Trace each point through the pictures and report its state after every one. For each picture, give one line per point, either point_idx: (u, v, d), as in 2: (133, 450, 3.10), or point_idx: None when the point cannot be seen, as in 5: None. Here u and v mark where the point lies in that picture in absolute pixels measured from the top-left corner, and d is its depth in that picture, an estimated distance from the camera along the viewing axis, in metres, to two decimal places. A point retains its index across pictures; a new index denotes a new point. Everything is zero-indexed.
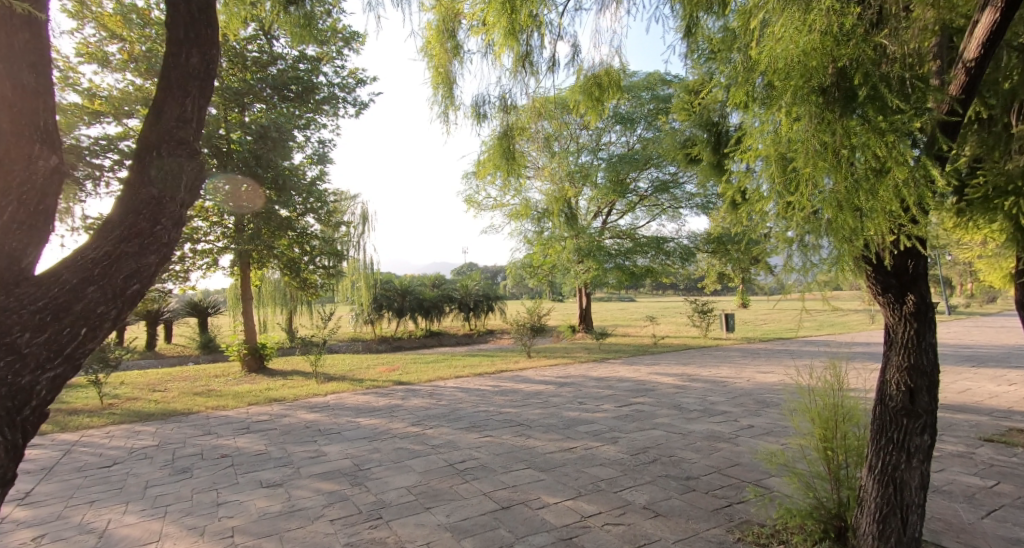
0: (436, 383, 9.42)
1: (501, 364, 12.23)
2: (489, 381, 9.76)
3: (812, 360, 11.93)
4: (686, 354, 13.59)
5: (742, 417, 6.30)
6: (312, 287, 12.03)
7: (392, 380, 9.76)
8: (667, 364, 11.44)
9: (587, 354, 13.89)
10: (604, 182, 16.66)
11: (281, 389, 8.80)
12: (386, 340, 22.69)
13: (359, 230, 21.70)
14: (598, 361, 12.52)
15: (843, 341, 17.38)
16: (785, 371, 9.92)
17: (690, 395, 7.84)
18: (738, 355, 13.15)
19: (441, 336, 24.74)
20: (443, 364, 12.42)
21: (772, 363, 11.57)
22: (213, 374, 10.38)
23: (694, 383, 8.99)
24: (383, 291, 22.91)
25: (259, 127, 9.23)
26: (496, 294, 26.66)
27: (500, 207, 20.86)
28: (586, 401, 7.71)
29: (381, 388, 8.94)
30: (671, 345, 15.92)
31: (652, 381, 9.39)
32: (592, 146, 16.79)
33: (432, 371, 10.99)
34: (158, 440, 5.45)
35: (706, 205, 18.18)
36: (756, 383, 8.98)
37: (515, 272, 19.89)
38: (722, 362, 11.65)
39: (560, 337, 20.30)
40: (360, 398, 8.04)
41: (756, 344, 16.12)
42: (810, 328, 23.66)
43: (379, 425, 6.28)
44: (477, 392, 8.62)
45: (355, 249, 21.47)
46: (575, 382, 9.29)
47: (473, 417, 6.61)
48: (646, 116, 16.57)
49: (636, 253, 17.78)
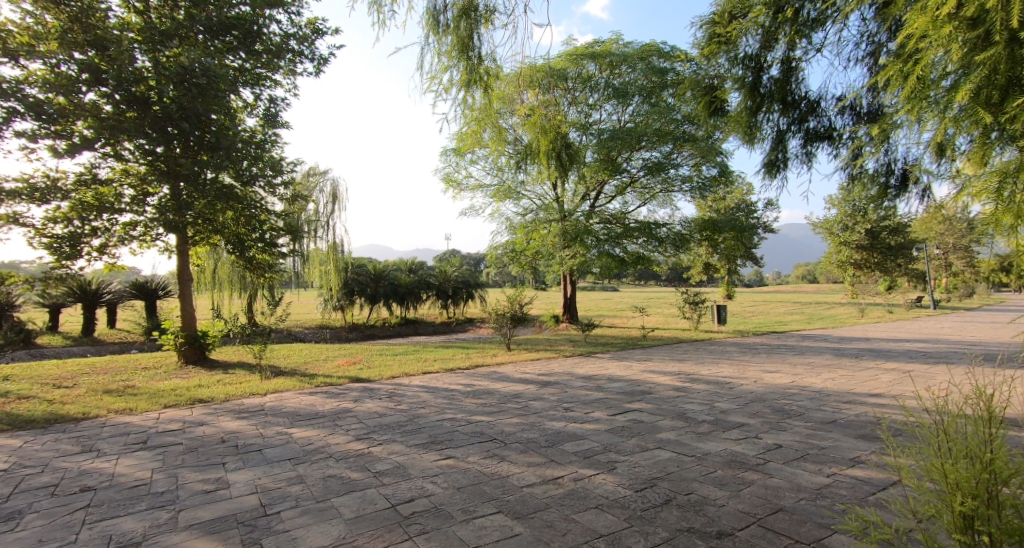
0: (399, 381, 8.14)
1: (477, 358, 11.02)
2: (461, 379, 8.50)
3: (818, 357, 10.88)
4: (680, 348, 12.50)
5: (766, 433, 5.15)
6: (263, 269, 10.65)
7: (350, 377, 8.47)
8: (661, 361, 10.29)
9: (572, 347, 12.73)
10: (595, 158, 15.53)
11: (213, 386, 7.47)
12: (357, 327, 21.33)
13: (328, 210, 20.25)
14: (585, 355, 11.35)
15: (842, 336, 16.43)
16: (796, 372, 8.83)
17: (694, 402, 6.66)
18: (736, 351, 12.08)
19: (418, 325, 23.42)
20: (412, 357, 11.14)
21: (776, 360, 10.51)
22: (142, 366, 9.02)
23: (696, 386, 7.85)
24: (355, 275, 21.51)
25: (180, 70, 7.64)
26: (476, 280, 25.38)
27: (481, 188, 19.62)
28: (573, 407, 6.51)
29: (332, 387, 7.65)
30: (661, 338, 14.86)
31: (647, 381, 8.22)
32: (581, 123, 15.56)
33: (399, 366, 9.74)
34: (11, 464, 4.17)
35: (699, 189, 17.11)
36: (765, 385, 7.86)
37: (496, 257, 18.66)
38: (721, 359, 10.57)
39: (543, 328, 19.15)
40: (303, 400, 6.73)
41: (752, 338, 15.08)
42: (802, 322, 22.74)
43: (314, 439, 5.01)
44: (445, 394, 7.34)
45: (324, 230, 20.11)
46: (559, 382, 8.09)
47: (435, 430, 5.35)
48: (642, 89, 15.39)
49: (626, 239, 16.65)
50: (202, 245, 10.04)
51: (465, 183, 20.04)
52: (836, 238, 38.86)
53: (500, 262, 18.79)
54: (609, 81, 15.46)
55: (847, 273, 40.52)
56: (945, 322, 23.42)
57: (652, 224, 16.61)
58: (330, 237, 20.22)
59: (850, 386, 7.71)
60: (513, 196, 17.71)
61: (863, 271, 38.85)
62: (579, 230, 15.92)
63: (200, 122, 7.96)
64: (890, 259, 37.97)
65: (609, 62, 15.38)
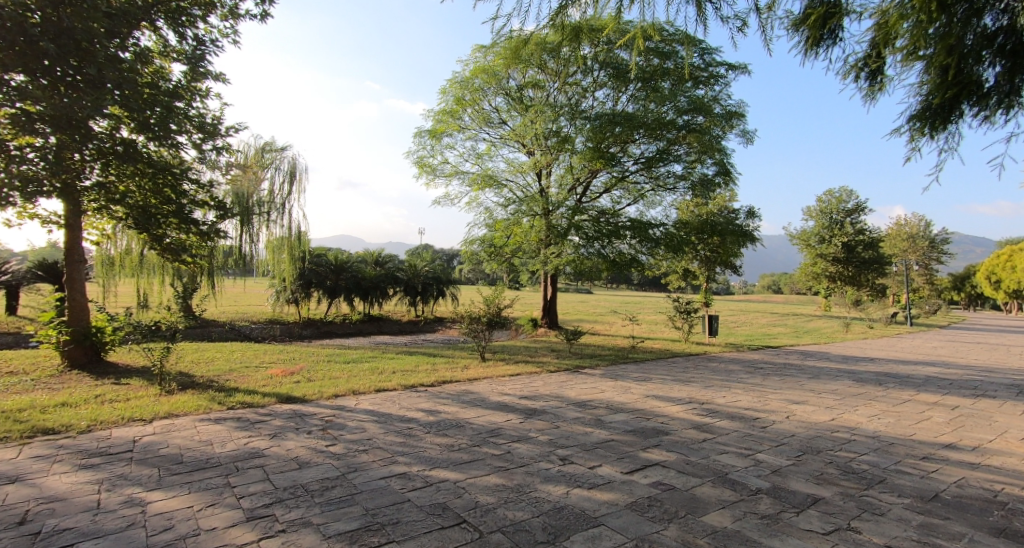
0: (343, 406, 6.35)
1: (445, 370, 9.29)
2: (424, 403, 6.74)
3: (837, 383, 9.48)
4: (676, 365, 10.99)
5: (861, 523, 3.57)
6: (182, 254, 8.65)
7: (282, 395, 6.65)
8: (662, 383, 8.71)
9: (555, 359, 11.11)
10: (586, 145, 14.16)
11: (84, 404, 5.52)
12: (313, 323, 19.40)
13: (285, 190, 18.18)
14: (571, 372, 9.72)
15: (841, 354, 15.22)
16: (829, 407, 7.35)
17: (729, 453, 5.05)
18: (739, 371, 10.60)
19: (381, 323, 21.57)
20: (369, 366, 9.39)
21: (792, 386, 9.07)
22: (10, 371, 6.98)
23: (719, 422, 6.27)
24: (313, 265, 19.53)
25: None
26: (446, 277, 23.66)
27: (457, 175, 18.02)
28: (570, 456, 4.82)
29: (251, 413, 5.79)
30: (651, 351, 13.40)
31: (655, 413, 6.60)
32: (572, 107, 14.24)
33: (350, 379, 7.98)
34: None
35: (695, 187, 15.85)
36: (803, 424, 6.32)
37: (471, 253, 16.91)
38: (731, 382, 9.08)
39: (519, 333, 17.71)
40: (200, 432, 4.89)
41: (750, 355, 13.66)
42: (788, 335, 21.61)
43: (182, 518, 3.19)
44: (399, 427, 5.56)
45: (278, 213, 18.07)
46: (547, 413, 6.41)
47: (376, 501, 3.60)
48: (643, 73, 14.41)
49: (616, 238, 15.17)
50: (105, 218, 8.03)
51: (441, 168, 18.38)
52: (813, 250, 38.28)
53: (474, 259, 17.08)
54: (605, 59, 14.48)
55: (822, 285, 39.98)
56: (929, 339, 22.60)
57: (647, 224, 15.19)
58: (285, 221, 18.14)
59: (908, 431, 6.22)
60: (494, 185, 16.05)
61: (838, 284, 38.29)
62: (567, 224, 14.43)
63: (81, 49, 6.10)
64: (865, 273, 37.52)
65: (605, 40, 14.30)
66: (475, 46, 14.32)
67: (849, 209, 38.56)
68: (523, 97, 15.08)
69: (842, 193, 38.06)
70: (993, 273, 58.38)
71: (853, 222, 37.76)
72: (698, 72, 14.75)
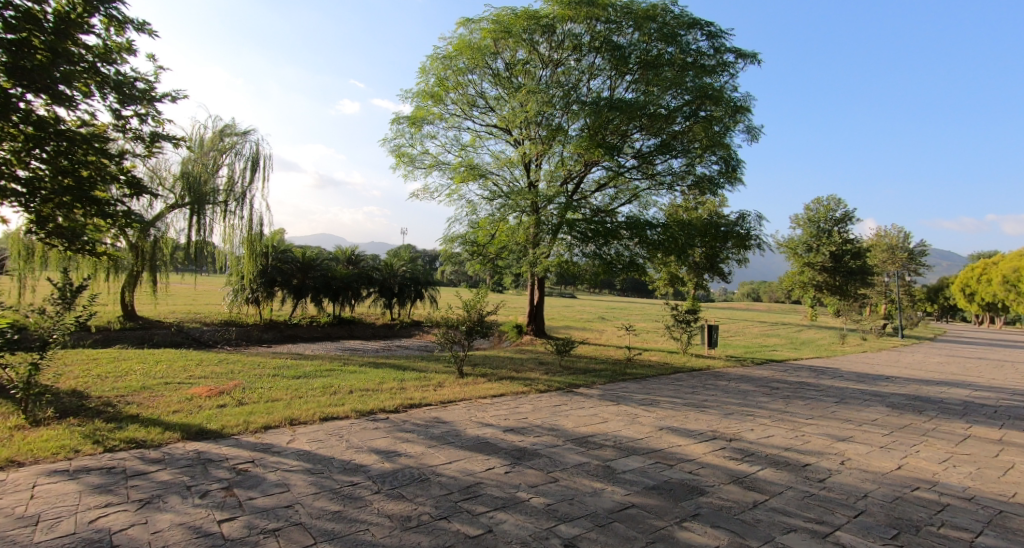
0: (270, 446, 4.81)
1: (414, 388, 7.81)
2: (380, 442, 5.22)
3: (871, 409, 8.12)
4: (681, 385, 9.58)
5: None
6: (76, 241, 6.91)
7: (193, 427, 5.10)
8: (673, 410, 7.29)
9: (544, 376, 9.65)
10: (580, 133, 12.86)
11: None
12: (275, 326, 17.75)
13: (247, 178, 16.59)
14: (564, 394, 8.25)
15: (853, 370, 13.94)
16: (886, 445, 5.94)
17: (799, 531, 3.62)
18: (754, 393, 9.20)
19: (353, 326, 19.97)
20: (324, 383, 7.87)
21: (824, 413, 7.69)
22: None
23: (761, 471, 4.85)
24: (277, 262, 17.97)
25: None
26: (425, 278, 22.19)
27: (438, 168, 16.59)
28: (578, 540, 3.36)
29: (135, 458, 4.27)
30: (649, 365, 12.08)
31: (677, 458, 5.16)
32: (565, 93, 12.93)
33: (291, 402, 6.47)
34: None
35: (697, 184, 14.58)
36: (869, 473, 4.91)
37: (451, 253, 15.41)
38: (753, 409, 7.68)
39: (502, 340, 16.57)
40: (34, 501, 3.39)
41: (756, 371, 12.32)
42: (787, 347, 20.43)
43: None
44: (339, 484, 4.06)
45: (237, 203, 16.44)
46: (538, 458, 4.94)
47: None
48: (642, 58, 13.17)
49: (611, 240, 13.79)
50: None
51: (420, 158, 16.85)
52: (801, 258, 37.37)
53: (454, 259, 15.59)
54: (604, 40, 13.18)
55: (809, 295, 39.12)
56: (931, 354, 21.57)
57: (645, 223, 13.88)
58: (245, 212, 16.57)
59: (1006, 484, 4.81)
60: (477, 177, 14.60)
61: (825, 294, 37.45)
62: (556, 221, 13.09)
63: None
64: (852, 283, 36.71)
65: (604, 19, 13.03)
66: (460, 20, 12.93)
67: (837, 218, 37.80)
68: (513, 80, 13.70)
69: (830, 202, 37.37)
70: (969, 286, 58.30)
71: (841, 231, 37.00)
72: (704, 58, 13.57)
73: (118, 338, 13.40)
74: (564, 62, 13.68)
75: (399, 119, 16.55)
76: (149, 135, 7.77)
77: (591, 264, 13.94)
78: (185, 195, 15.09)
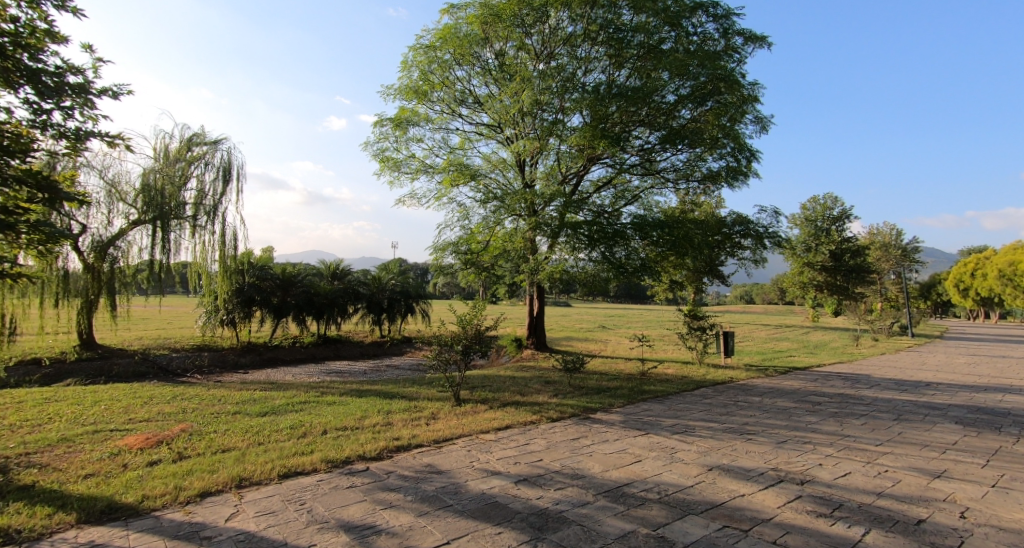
0: (201, 530, 3.55)
1: (403, 423, 6.54)
2: (354, 511, 3.96)
3: (942, 427, 6.90)
4: (710, 405, 8.32)
5: None
6: None
7: (99, 503, 3.82)
8: (715, 441, 6.04)
9: (553, 399, 8.40)
10: (579, 124, 11.79)
11: None
12: (254, 349, 16.40)
13: (218, 190, 15.25)
14: (580, 422, 7.00)
15: (884, 376, 12.78)
16: (1000, 482, 4.69)
17: None
18: (796, 410, 7.96)
19: (339, 345, 18.68)
20: (293, 421, 6.57)
21: (892, 434, 6.46)
22: None
23: (867, 537, 3.61)
24: (255, 279, 16.67)
25: None
26: (416, 291, 20.91)
27: (425, 172, 15.41)
28: None
29: None
30: (667, 380, 10.88)
31: (749, 518, 3.90)
32: (562, 83, 11.82)
33: (246, 454, 5.16)
34: None
35: (706, 180, 13.49)
36: (1009, 533, 3.66)
37: (442, 264, 14.15)
38: (808, 434, 6.44)
39: (501, 355, 15.36)
40: None
41: (784, 383, 11.09)
42: (801, 351, 19.30)
43: None
44: None
45: (208, 217, 15.08)
46: (566, 529, 3.69)
47: None
48: (644, 45, 12.11)
49: (618, 242, 12.62)
50: None
51: (406, 163, 15.65)
52: (800, 258, 36.30)
53: (445, 270, 14.32)
54: (601, 26, 12.14)
55: (810, 295, 38.08)
56: (950, 353, 20.50)
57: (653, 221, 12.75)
58: (218, 227, 15.24)
59: None
60: (467, 179, 13.41)
61: (827, 294, 36.47)
62: (555, 224, 11.87)
63: None
64: (853, 281, 35.77)
65: (600, 4, 12.06)
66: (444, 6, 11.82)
67: (834, 216, 36.87)
68: (504, 72, 12.54)
69: (827, 200, 36.51)
70: (963, 281, 57.35)
71: (839, 229, 36.08)
72: (710, 43, 12.47)
73: (71, 371, 12.11)
74: (557, 51, 12.55)
75: (381, 121, 15.36)
76: (74, 131, 6.48)
77: (597, 269, 12.72)
78: (148, 209, 13.72)
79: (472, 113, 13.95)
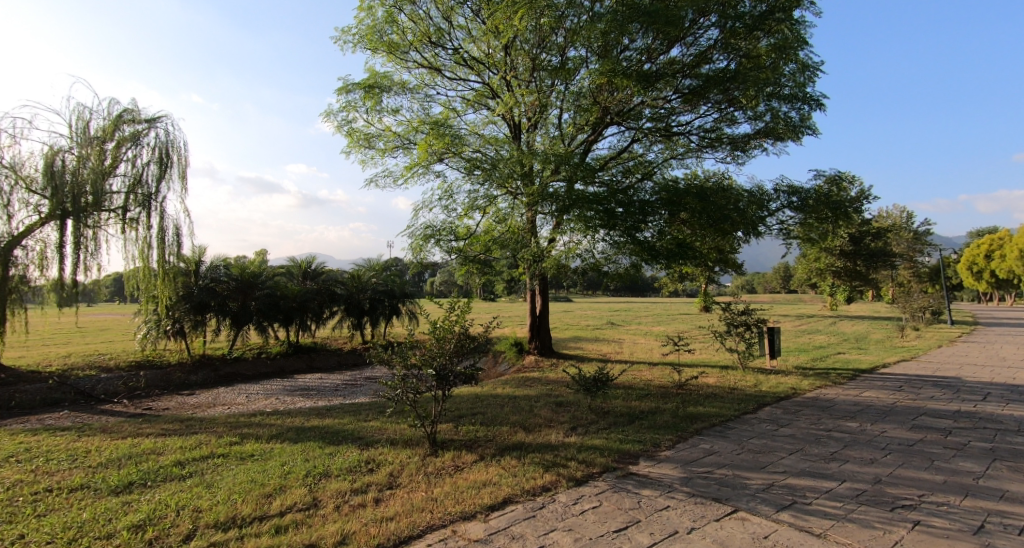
0: None
1: (336, 506, 4.01)
2: None
3: None
4: (797, 442, 5.75)
5: None
6: None
7: None
8: (864, 532, 3.55)
9: (572, 438, 5.84)
10: (590, 69, 9.24)
11: None
12: (208, 364, 13.85)
13: (152, 176, 12.49)
14: (621, 486, 4.48)
15: (976, 378, 10.23)
16: None
17: None
18: (932, 448, 5.42)
19: (313, 356, 16.17)
20: (157, 504, 4.04)
21: None
22: None
23: None
24: (209, 281, 14.14)
25: None
26: (401, 290, 18.35)
27: (400, 147, 12.82)
28: None
29: None
30: (715, 395, 8.35)
31: None
32: (566, 16, 9.25)
33: None
34: None
35: (744, 140, 10.93)
36: None
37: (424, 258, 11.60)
38: (1001, 505, 3.95)
39: (499, 364, 12.88)
40: None
41: (865, 395, 8.50)
42: (844, 346, 16.74)
43: None
44: None
45: (142, 208, 12.38)
46: None
47: None
48: None
49: (648, 217, 9.95)
50: None
51: (378, 136, 13.06)
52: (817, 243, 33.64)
53: (428, 265, 11.70)
54: None
55: (828, 282, 35.53)
56: (1009, 342, 17.82)
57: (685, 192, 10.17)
58: (154, 220, 12.55)
59: None
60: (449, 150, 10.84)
61: (847, 280, 33.85)
62: (562, 199, 9.26)
63: None
64: (874, 266, 33.16)
65: None
66: None
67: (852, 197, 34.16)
68: (490, 12, 9.91)
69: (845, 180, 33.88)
70: (975, 263, 54.56)
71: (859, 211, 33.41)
72: None
73: None
74: None
75: (347, 87, 12.78)
76: None
77: (617, 253, 10.13)
78: (58, 199, 11.08)
79: (454, 69, 11.38)
